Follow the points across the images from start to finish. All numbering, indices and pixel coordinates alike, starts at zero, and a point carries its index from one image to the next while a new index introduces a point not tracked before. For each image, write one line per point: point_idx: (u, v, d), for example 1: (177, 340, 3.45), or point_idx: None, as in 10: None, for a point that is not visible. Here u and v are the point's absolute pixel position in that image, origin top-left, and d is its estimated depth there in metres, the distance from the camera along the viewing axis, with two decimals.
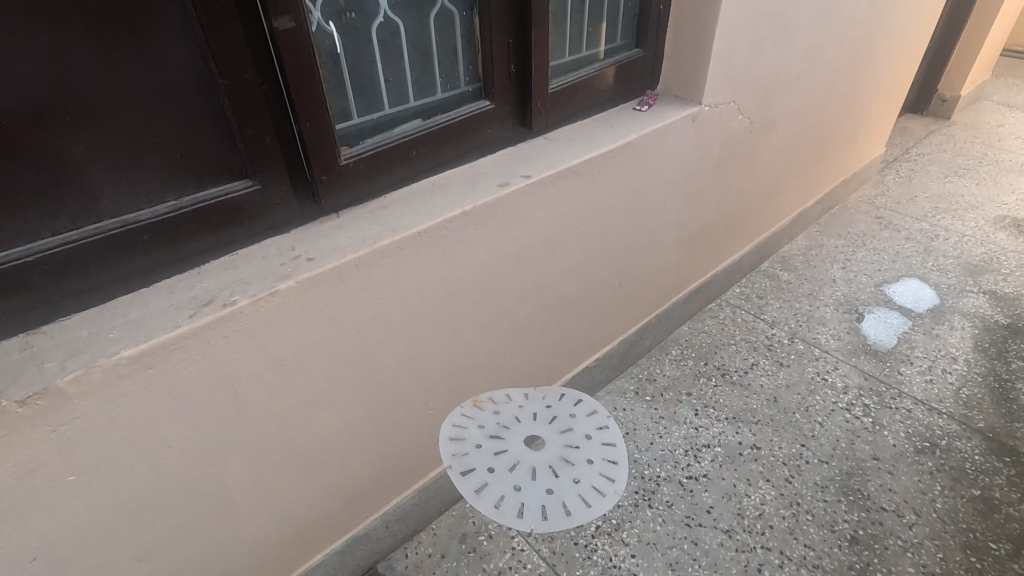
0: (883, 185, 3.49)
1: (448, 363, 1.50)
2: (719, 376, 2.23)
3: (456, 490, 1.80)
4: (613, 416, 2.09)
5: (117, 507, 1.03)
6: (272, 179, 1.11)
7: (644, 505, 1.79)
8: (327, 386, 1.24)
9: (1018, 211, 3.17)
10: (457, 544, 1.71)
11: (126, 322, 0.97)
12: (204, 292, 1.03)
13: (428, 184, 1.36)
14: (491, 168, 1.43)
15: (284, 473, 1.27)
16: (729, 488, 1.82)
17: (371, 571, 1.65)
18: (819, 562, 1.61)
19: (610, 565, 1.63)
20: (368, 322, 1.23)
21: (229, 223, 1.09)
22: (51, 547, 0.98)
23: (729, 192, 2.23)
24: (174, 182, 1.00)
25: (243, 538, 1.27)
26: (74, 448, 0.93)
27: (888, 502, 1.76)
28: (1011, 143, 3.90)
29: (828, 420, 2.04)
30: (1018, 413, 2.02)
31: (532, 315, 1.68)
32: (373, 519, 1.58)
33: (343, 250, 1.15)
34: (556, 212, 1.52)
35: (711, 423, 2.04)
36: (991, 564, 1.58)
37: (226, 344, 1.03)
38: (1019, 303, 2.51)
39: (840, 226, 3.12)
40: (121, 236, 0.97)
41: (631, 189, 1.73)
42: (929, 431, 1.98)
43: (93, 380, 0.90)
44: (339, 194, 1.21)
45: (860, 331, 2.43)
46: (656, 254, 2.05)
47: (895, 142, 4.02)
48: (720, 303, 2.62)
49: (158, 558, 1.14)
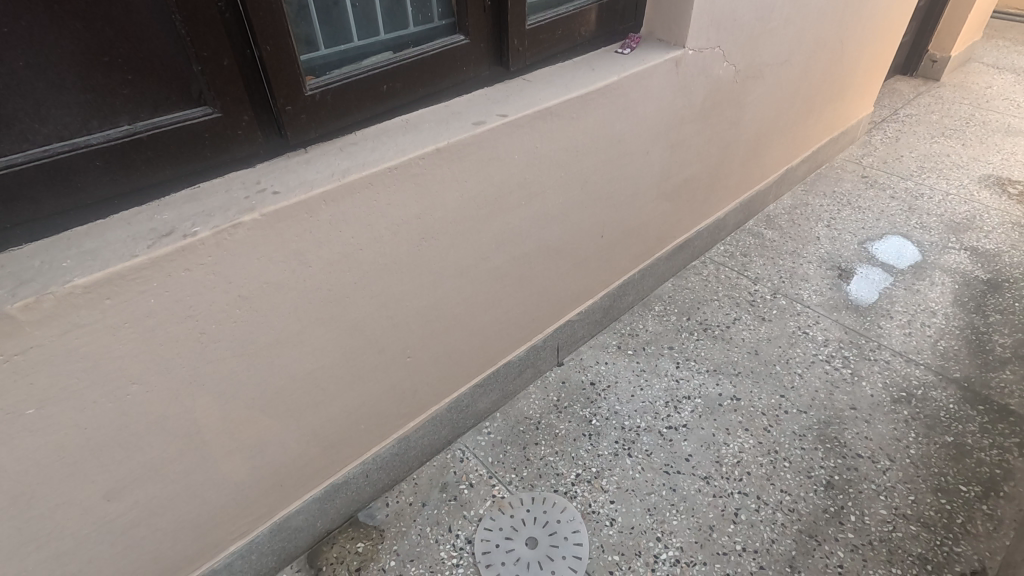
0: (869, 145, 3.47)
1: (424, 308, 1.48)
2: (702, 331, 2.24)
3: (437, 441, 1.80)
4: (594, 369, 2.10)
5: (81, 443, 1.01)
6: (234, 106, 1.05)
7: (623, 454, 1.80)
8: (298, 327, 1.22)
9: (1001, 170, 3.17)
10: (438, 493, 1.71)
11: (81, 252, 0.94)
12: (164, 224, 1.00)
13: (401, 122, 1.32)
14: (466, 108, 1.39)
15: (257, 415, 1.26)
16: (708, 437, 1.84)
17: (351, 519, 1.66)
18: (794, 506, 1.63)
19: (589, 511, 1.64)
20: (338, 259, 1.21)
21: (190, 154, 1.04)
22: (14, 483, 0.96)
23: (713, 144, 2.20)
24: (127, 106, 0.95)
25: (217, 481, 1.26)
26: (31, 378, 0.91)
27: (863, 449, 1.78)
28: (998, 104, 3.89)
29: (808, 371, 2.05)
30: (993, 363, 2.04)
31: (511, 262, 1.66)
32: (352, 467, 1.58)
33: (311, 184, 1.11)
34: (534, 153, 1.50)
35: (692, 376, 2.05)
36: (961, 505, 1.61)
37: (188, 277, 1.00)
38: (999, 258, 2.53)
39: (825, 186, 3.11)
40: (72, 162, 0.92)
41: (612, 134, 1.72)
42: (906, 381, 1.99)
43: (46, 308, 0.88)
44: (306, 128, 1.16)
45: (842, 287, 2.43)
46: (638, 205, 2.03)
47: (883, 103, 3.99)
48: (704, 261, 2.61)
49: (129, 497, 1.12)
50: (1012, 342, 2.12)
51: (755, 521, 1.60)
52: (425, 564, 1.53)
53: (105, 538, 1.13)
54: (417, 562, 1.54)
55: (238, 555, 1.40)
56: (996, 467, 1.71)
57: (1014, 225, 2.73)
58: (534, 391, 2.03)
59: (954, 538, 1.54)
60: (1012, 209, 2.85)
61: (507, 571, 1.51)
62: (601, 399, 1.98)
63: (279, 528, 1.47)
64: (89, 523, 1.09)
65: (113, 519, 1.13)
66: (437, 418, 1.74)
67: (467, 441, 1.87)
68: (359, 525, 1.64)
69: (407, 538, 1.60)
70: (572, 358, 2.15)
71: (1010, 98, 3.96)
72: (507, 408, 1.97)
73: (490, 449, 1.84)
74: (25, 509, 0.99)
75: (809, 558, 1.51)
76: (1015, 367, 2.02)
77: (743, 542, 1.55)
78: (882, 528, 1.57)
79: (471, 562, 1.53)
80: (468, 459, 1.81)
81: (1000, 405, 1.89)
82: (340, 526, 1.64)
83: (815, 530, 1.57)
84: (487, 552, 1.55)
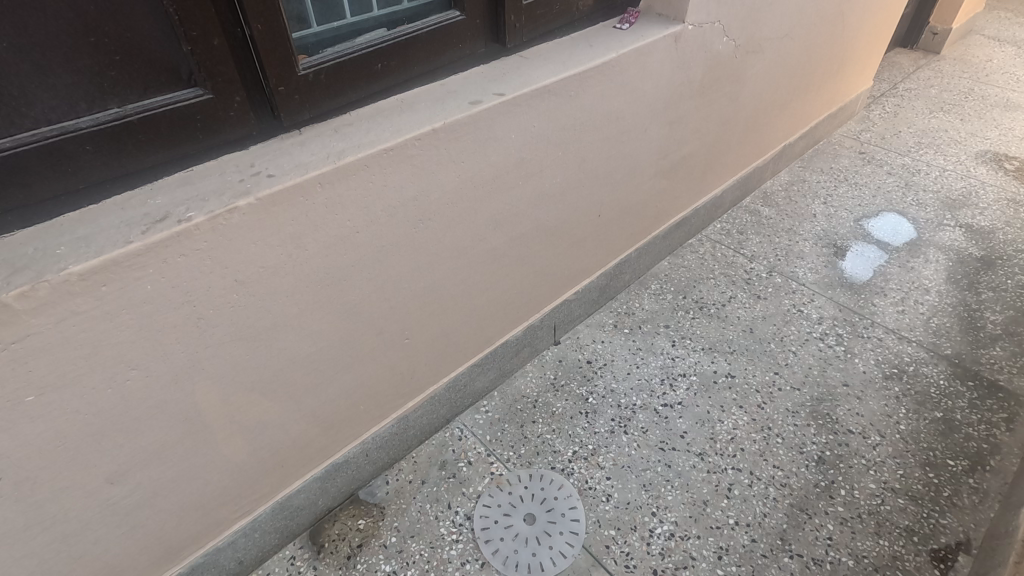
0: (868, 120, 3.45)
1: (422, 289, 1.48)
2: (697, 309, 2.25)
3: (435, 420, 1.81)
4: (591, 347, 2.11)
5: (82, 428, 1.01)
6: (225, 87, 1.02)
7: (619, 432, 1.82)
8: (295, 310, 1.22)
9: (999, 145, 3.16)
10: (437, 471, 1.74)
11: (75, 238, 0.92)
12: (157, 209, 0.98)
13: (396, 101, 1.29)
14: (463, 86, 1.37)
15: (257, 398, 1.26)
16: (703, 414, 1.86)
17: (352, 497, 1.68)
18: (786, 480, 1.67)
19: (586, 487, 1.68)
20: (335, 242, 1.20)
21: (182, 136, 1.02)
22: (17, 469, 0.97)
23: (712, 121, 2.19)
24: (116, 88, 0.92)
25: (219, 462, 1.28)
26: (29, 366, 0.91)
27: (855, 425, 1.81)
28: (997, 78, 3.85)
29: (802, 349, 2.07)
30: (984, 340, 2.06)
31: (508, 242, 1.65)
32: (352, 447, 1.60)
33: (306, 166, 1.10)
34: (531, 132, 1.48)
35: (688, 354, 2.07)
36: (948, 479, 1.65)
37: (184, 262, 1.00)
38: (993, 235, 2.54)
39: (822, 162, 3.09)
40: (62, 146, 0.90)
41: (610, 112, 1.69)
42: (898, 358, 2.02)
43: (41, 296, 0.87)
44: (300, 109, 1.13)
45: (837, 265, 2.44)
46: (635, 183, 2.02)
47: (883, 76, 3.94)
48: (700, 239, 2.61)
49: (131, 480, 1.13)
50: (1003, 319, 2.14)
51: (748, 496, 1.64)
52: (426, 540, 1.56)
53: (109, 520, 1.15)
54: (418, 538, 1.57)
55: (242, 533, 1.42)
56: (983, 441, 1.74)
57: (1009, 201, 2.74)
58: (531, 369, 2.04)
59: (941, 511, 1.58)
60: (1007, 186, 2.85)
61: (506, 547, 1.54)
62: (597, 377, 2.00)
63: (281, 506, 1.49)
64: (93, 506, 1.11)
65: (117, 501, 1.14)
66: (435, 397, 1.75)
67: (466, 419, 1.89)
68: (360, 503, 1.67)
69: (407, 514, 1.63)
70: (569, 337, 2.16)
71: (1009, 72, 3.93)
72: (504, 387, 1.99)
73: (488, 427, 1.86)
74: (30, 493, 1.00)
75: (800, 531, 1.55)
76: (1005, 344, 2.05)
77: (735, 516, 1.59)
78: (871, 501, 1.61)
79: (471, 537, 1.57)
80: (466, 438, 1.83)
81: (990, 381, 1.92)
82: (341, 504, 1.66)
83: (806, 504, 1.61)
84: (486, 528, 1.58)
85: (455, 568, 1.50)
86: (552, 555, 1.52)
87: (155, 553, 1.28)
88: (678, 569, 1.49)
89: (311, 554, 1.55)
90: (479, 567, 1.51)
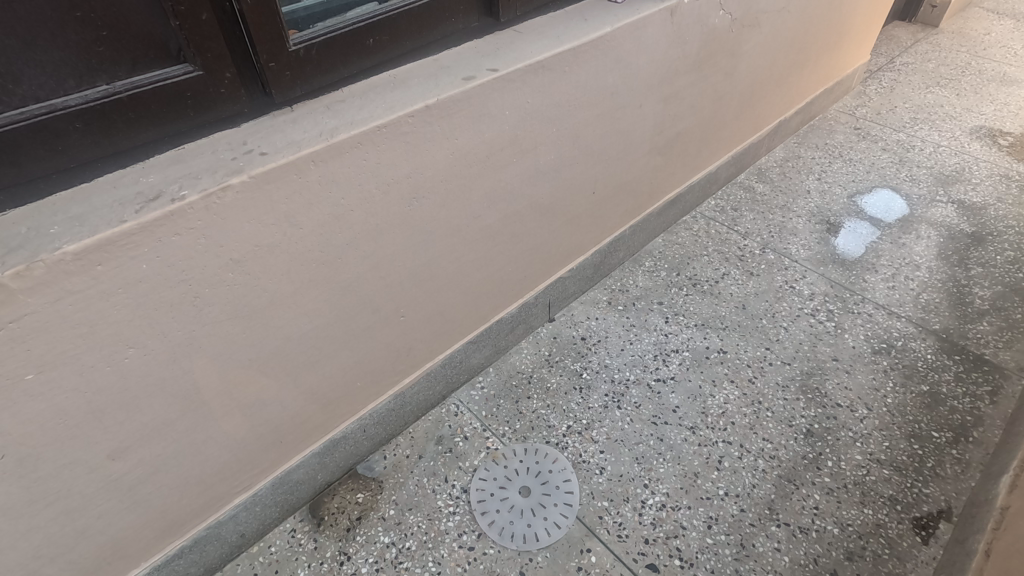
0: (864, 95, 3.43)
1: (416, 267, 1.48)
2: (691, 286, 2.27)
3: (431, 397, 1.84)
4: (585, 324, 2.13)
5: (83, 406, 1.03)
6: (216, 63, 1.01)
7: (613, 406, 1.86)
8: (291, 288, 1.22)
9: (994, 120, 3.15)
10: (434, 446, 1.77)
11: (69, 218, 0.92)
12: (150, 187, 0.98)
13: (389, 77, 1.28)
14: (456, 62, 1.35)
15: (254, 375, 1.28)
16: (695, 389, 1.90)
17: (351, 472, 1.71)
18: (774, 453, 1.71)
19: (579, 461, 1.71)
20: (329, 220, 1.20)
21: (173, 114, 1.01)
22: (19, 446, 0.98)
23: (707, 96, 2.17)
24: (105, 64, 0.91)
25: (218, 439, 1.30)
26: (28, 345, 0.91)
27: (843, 399, 1.85)
28: (995, 52, 3.83)
29: (793, 325, 2.10)
30: (972, 315, 2.10)
31: (502, 220, 1.65)
32: (350, 423, 1.62)
33: (299, 144, 1.09)
34: (525, 108, 1.47)
35: (680, 330, 2.10)
36: (932, 450, 1.70)
37: (179, 242, 1.00)
38: (985, 211, 2.55)
39: (817, 138, 3.09)
40: (52, 124, 0.89)
41: (604, 88, 1.68)
42: (887, 333, 2.05)
43: (37, 276, 0.87)
44: (291, 85, 1.12)
45: (830, 241, 2.46)
46: (630, 159, 2.01)
47: (880, 50, 3.91)
48: (694, 216, 2.61)
49: (133, 456, 1.15)
50: (991, 294, 2.17)
51: (738, 467, 1.68)
52: (423, 512, 1.60)
53: (112, 495, 1.17)
54: (415, 510, 1.61)
55: (243, 507, 1.45)
56: (967, 414, 1.78)
57: (1001, 177, 2.75)
58: (526, 346, 2.07)
59: (924, 480, 1.63)
60: (1001, 161, 2.85)
61: (502, 518, 1.58)
62: (591, 353, 2.03)
63: (281, 481, 1.52)
64: (96, 481, 1.12)
65: (119, 477, 1.16)
66: (431, 374, 1.77)
67: (461, 395, 1.91)
68: (358, 477, 1.70)
69: (405, 487, 1.66)
70: (563, 314, 2.18)
71: (1007, 46, 3.89)
72: (500, 363, 2.01)
73: (483, 403, 1.88)
74: (33, 469, 1.02)
75: (787, 501, 1.59)
76: (992, 319, 2.08)
77: (725, 487, 1.63)
78: (857, 472, 1.66)
79: (468, 510, 1.60)
80: (462, 413, 1.86)
81: (976, 355, 1.95)
82: (339, 478, 1.70)
83: (794, 475, 1.65)
84: (482, 501, 1.62)
85: (453, 538, 1.54)
86: (547, 526, 1.56)
87: (158, 527, 1.30)
88: (669, 538, 1.53)
89: (311, 527, 1.59)
90: (475, 538, 1.55)
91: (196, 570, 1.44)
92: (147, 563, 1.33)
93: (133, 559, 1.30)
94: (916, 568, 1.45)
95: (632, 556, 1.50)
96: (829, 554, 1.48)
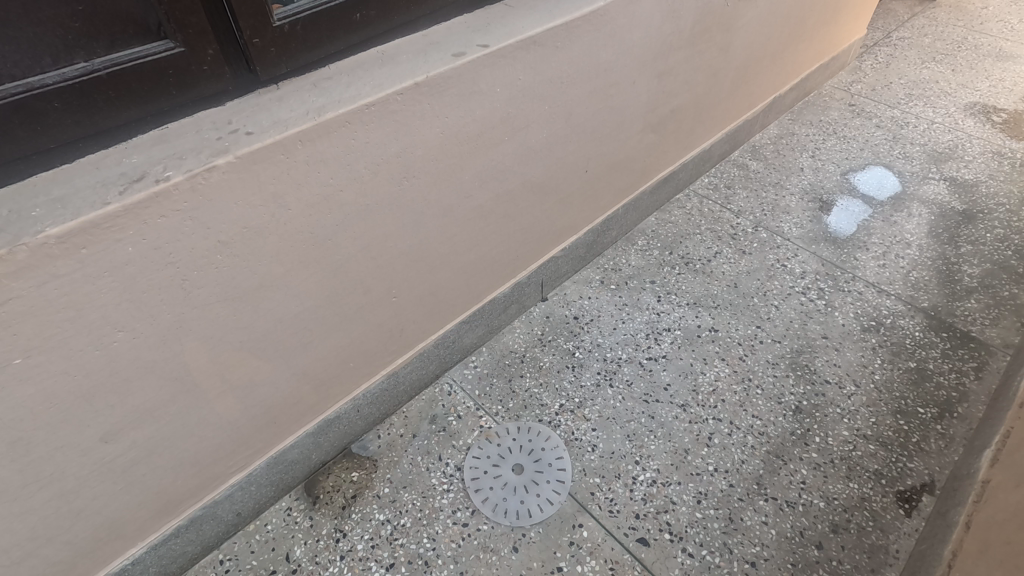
0: (859, 71, 3.40)
1: (408, 248, 1.47)
2: (683, 264, 2.27)
3: (424, 376, 1.84)
4: (578, 303, 2.13)
5: (73, 389, 1.02)
6: (197, 39, 0.97)
7: (605, 384, 1.87)
8: (281, 270, 1.21)
9: (989, 97, 3.14)
10: (428, 425, 1.78)
11: (51, 200, 0.90)
12: (134, 168, 0.96)
13: (377, 53, 1.25)
14: (445, 38, 1.33)
15: (246, 357, 1.27)
16: (686, 367, 1.91)
17: (345, 451, 1.73)
18: (764, 429, 1.74)
19: (572, 438, 1.73)
20: (318, 201, 1.19)
21: (155, 91, 0.98)
22: (11, 429, 0.98)
23: (702, 72, 2.15)
24: (82, 41, 0.88)
25: (212, 420, 1.30)
26: (14, 329, 0.91)
27: (831, 376, 1.87)
28: (991, 27, 3.79)
29: (784, 303, 2.11)
30: (960, 293, 2.11)
31: (494, 200, 1.64)
32: (344, 403, 1.62)
33: (285, 123, 1.07)
34: (516, 85, 1.45)
35: (673, 309, 2.10)
36: (918, 425, 1.73)
37: (164, 224, 0.98)
38: (976, 188, 2.56)
39: (812, 115, 3.06)
40: (30, 103, 0.86)
41: (598, 64, 1.66)
42: (876, 311, 2.07)
43: (20, 260, 0.86)
44: (276, 62, 1.09)
45: (822, 219, 2.46)
46: (623, 137, 1.99)
47: (876, 25, 3.86)
48: (687, 194, 2.60)
49: (126, 438, 1.15)
50: (979, 272, 2.19)
51: (727, 444, 1.70)
52: (417, 491, 1.62)
53: (106, 477, 1.17)
54: (410, 488, 1.63)
55: (238, 487, 1.46)
56: (952, 390, 1.81)
57: (994, 154, 2.74)
58: (519, 326, 2.07)
59: (908, 455, 1.66)
60: (994, 138, 2.85)
61: (495, 495, 1.60)
62: (583, 332, 2.03)
63: (276, 461, 1.53)
64: (89, 464, 1.13)
65: (113, 459, 1.16)
66: (424, 354, 1.78)
67: (454, 375, 1.92)
68: (353, 456, 1.71)
69: (399, 466, 1.68)
70: (556, 293, 2.18)
71: (1004, 21, 3.85)
72: (493, 343, 2.02)
73: (476, 382, 1.90)
74: (25, 452, 1.02)
75: (775, 476, 1.63)
76: (980, 296, 2.10)
77: (715, 463, 1.66)
78: (843, 447, 1.69)
79: (461, 487, 1.62)
80: (455, 392, 1.87)
81: (963, 332, 1.98)
82: (334, 457, 1.71)
83: (782, 451, 1.68)
84: (476, 478, 1.64)
85: (447, 515, 1.57)
86: (540, 502, 1.58)
87: (154, 508, 1.31)
88: (659, 513, 1.56)
89: (306, 505, 1.60)
90: (469, 514, 1.57)
91: (194, 549, 1.46)
92: (143, 543, 1.34)
93: (129, 539, 1.31)
94: (899, 540, 1.49)
95: (623, 531, 1.52)
96: (815, 526, 1.52)
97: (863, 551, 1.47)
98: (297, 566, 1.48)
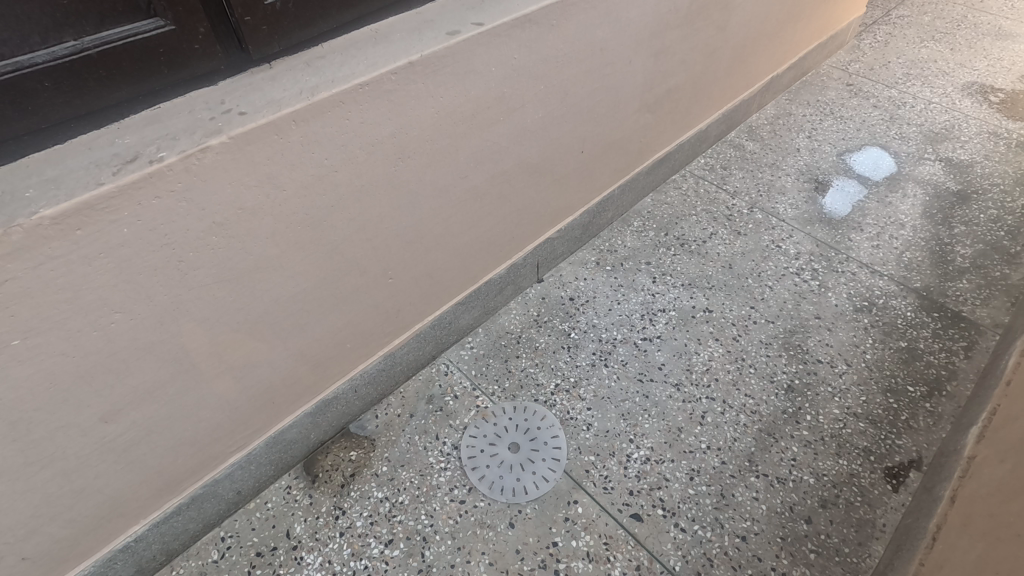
0: (858, 50, 3.37)
1: (403, 229, 1.48)
2: (678, 246, 2.28)
3: (422, 356, 1.86)
4: (574, 285, 2.14)
5: (71, 369, 1.03)
6: (188, 17, 0.96)
7: (600, 364, 1.89)
8: (276, 251, 1.22)
9: (988, 76, 3.12)
10: (425, 405, 1.80)
11: (44, 181, 0.90)
12: (126, 149, 0.96)
13: (371, 31, 1.24)
14: (440, 16, 1.31)
15: (243, 338, 1.28)
16: (681, 347, 1.93)
17: (343, 431, 1.75)
18: (756, 408, 1.76)
19: (567, 417, 1.76)
20: (312, 181, 1.18)
21: (145, 69, 0.97)
22: (10, 410, 0.99)
23: (699, 51, 2.13)
24: (70, 19, 0.87)
25: (210, 400, 1.31)
26: (12, 311, 0.91)
27: (824, 355, 1.90)
28: (992, 5, 3.75)
29: (778, 284, 2.13)
30: (952, 273, 2.13)
31: (490, 181, 1.64)
32: (341, 384, 1.64)
33: (279, 103, 1.06)
34: (512, 64, 1.44)
35: (667, 289, 2.12)
36: (907, 404, 1.76)
37: (158, 205, 0.98)
38: (971, 169, 2.56)
39: (809, 94, 3.05)
40: (19, 82, 0.85)
41: (592, 42, 1.64)
42: (869, 291, 2.09)
43: (16, 241, 0.86)
44: (269, 41, 1.08)
45: (817, 201, 2.46)
46: (620, 117, 1.99)
47: (876, 2, 3.82)
48: (683, 174, 2.60)
49: (126, 418, 1.17)
50: (972, 252, 2.20)
51: (720, 422, 1.73)
52: (415, 468, 1.65)
53: (107, 456, 1.19)
54: (408, 467, 1.65)
55: (238, 466, 1.49)
56: (942, 368, 1.84)
57: (990, 134, 2.74)
58: (515, 307, 2.08)
59: (897, 432, 1.69)
60: (991, 118, 2.84)
61: (492, 474, 1.63)
62: (578, 313, 2.05)
63: (275, 440, 1.55)
64: (90, 443, 1.14)
65: (113, 438, 1.17)
66: (421, 335, 1.79)
67: (451, 355, 1.94)
68: (351, 436, 1.73)
69: (397, 445, 1.70)
70: (552, 275, 2.18)
71: None
72: (489, 324, 2.03)
73: (472, 362, 1.91)
74: (26, 432, 1.03)
75: (766, 453, 1.66)
76: (971, 277, 2.11)
77: (707, 440, 1.69)
78: (834, 425, 1.72)
79: (458, 465, 1.65)
80: (452, 373, 1.88)
81: (953, 313, 2.00)
82: (333, 437, 1.73)
83: (774, 429, 1.71)
84: (473, 457, 1.67)
85: (444, 493, 1.59)
86: (536, 479, 1.61)
87: (155, 486, 1.33)
88: (653, 489, 1.59)
89: (305, 484, 1.63)
90: (466, 492, 1.60)
91: (195, 526, 1.48)
92: (145, 521, 1.37)
93: (132, 516, 1.33)
94: (885, 514, 1.53)
95: (617, 507, 1.56)
96: (804, 501, 1.56)
97: (851, 525, 1.51)
98: (297, 543, 1.51)
